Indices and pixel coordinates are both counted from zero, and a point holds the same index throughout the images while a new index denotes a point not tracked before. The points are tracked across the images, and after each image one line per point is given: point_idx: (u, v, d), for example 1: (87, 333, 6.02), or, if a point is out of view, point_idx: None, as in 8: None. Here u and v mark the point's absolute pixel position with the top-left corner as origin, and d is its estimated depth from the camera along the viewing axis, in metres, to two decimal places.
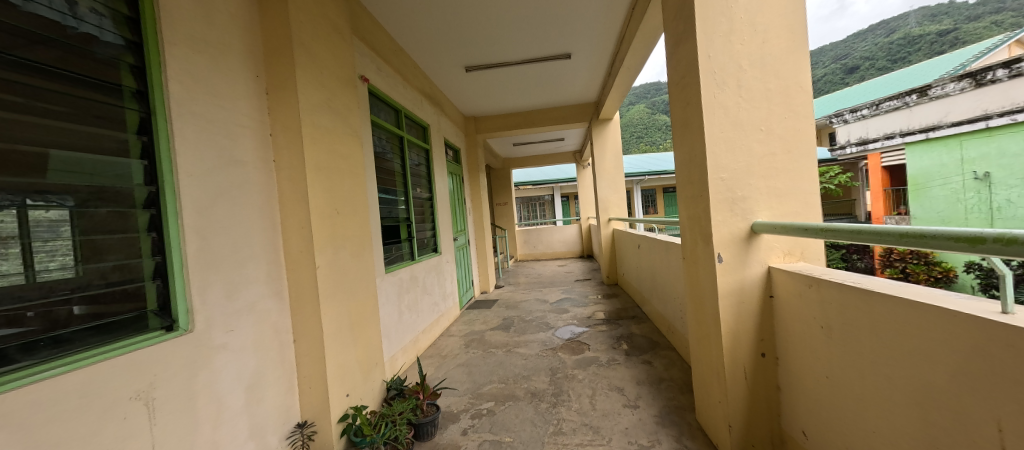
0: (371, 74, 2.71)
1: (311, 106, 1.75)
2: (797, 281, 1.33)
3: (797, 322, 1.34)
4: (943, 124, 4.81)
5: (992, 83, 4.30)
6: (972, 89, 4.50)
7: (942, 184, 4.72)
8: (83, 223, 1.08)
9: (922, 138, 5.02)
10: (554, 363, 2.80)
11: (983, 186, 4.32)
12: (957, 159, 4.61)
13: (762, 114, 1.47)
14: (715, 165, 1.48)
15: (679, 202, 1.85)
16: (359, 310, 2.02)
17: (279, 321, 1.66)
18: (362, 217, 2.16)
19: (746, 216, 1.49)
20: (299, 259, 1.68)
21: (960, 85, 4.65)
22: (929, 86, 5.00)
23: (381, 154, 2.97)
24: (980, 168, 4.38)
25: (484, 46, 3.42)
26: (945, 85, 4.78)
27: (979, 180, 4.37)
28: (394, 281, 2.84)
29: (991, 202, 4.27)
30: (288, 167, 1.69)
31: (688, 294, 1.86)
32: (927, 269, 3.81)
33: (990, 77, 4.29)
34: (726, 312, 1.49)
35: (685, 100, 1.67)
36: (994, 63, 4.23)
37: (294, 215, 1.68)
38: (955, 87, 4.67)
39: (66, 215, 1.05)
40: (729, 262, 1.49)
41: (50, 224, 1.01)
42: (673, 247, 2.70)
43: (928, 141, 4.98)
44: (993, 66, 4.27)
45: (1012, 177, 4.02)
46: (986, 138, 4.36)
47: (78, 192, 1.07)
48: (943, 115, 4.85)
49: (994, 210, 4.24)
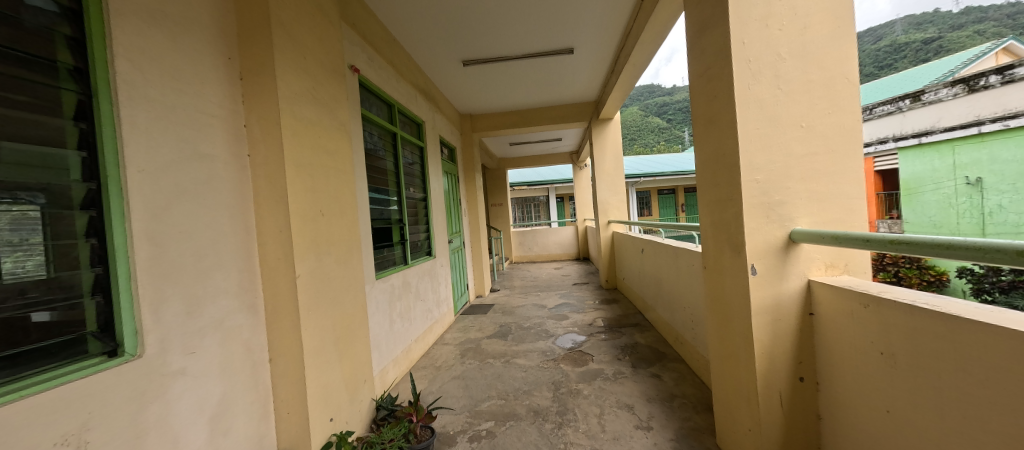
0: (362, 64, 2.51)
1: (292, 93, 1.54)
2: (849, 298, 1.17)
3: (849, 344, 1.19)
4: (936, 129, 4.76)
5: (983, 90, 4.32)
6: (964, 95, 4.50)
7: (935, 189, 4.59)
8: (53, 227, 0.93)
9: (915, 143, 4.98)
10: (556, 376, 2.62)
11: (975, 191, 4.13)
12: (950, 164, 4.55)
13: (802, 109, 1.31)
14: (750, 166, 1.32)
15: (700, 206, 1.69)
16: (347, 323, 1.82)
17: (253, 340, 1.43)
18: (350, 220, 1.96)
19: (784, 223, 1.33)
20: (277, 267, 1.47)
21: (953, 90, 4.65)
22: (923, 91, 5.00)
23: (373, 152, 2.77)
24: (972, 174, 4.27)
25: (482, 39, 3.24)
26: (939, 90, 4.80)
27: (972, 185, 4.18)
28: (385, 287, 2.64)
29: (983, 208, 4.05)
30: (265, 163, 1.47)
31: (709, 307, 1.71)
32: (918, 273, 3.48)
33: (984, 83, 4.30)
34: (761, 331, 1.34)
35: (711, 93, 1.50)
36: (988, 69, 4.25)
37: (273, 218, 1.47)
38: (949, 92, 4.67)
39: (36, 216, 0.91)
40: (765, 275, 1.33)
41: (15, 223, 0.86)
42: (683, 253, 2.54)
43: (922, 146, 4.93)
44: (986, 73, 4.29)
45: (1004, 181, 3.95)
46: (978, 143, 4.30)
47: (53, 190, 0.93)
48: (935, 120, 4.80)
49: (985, 216, 4.01)
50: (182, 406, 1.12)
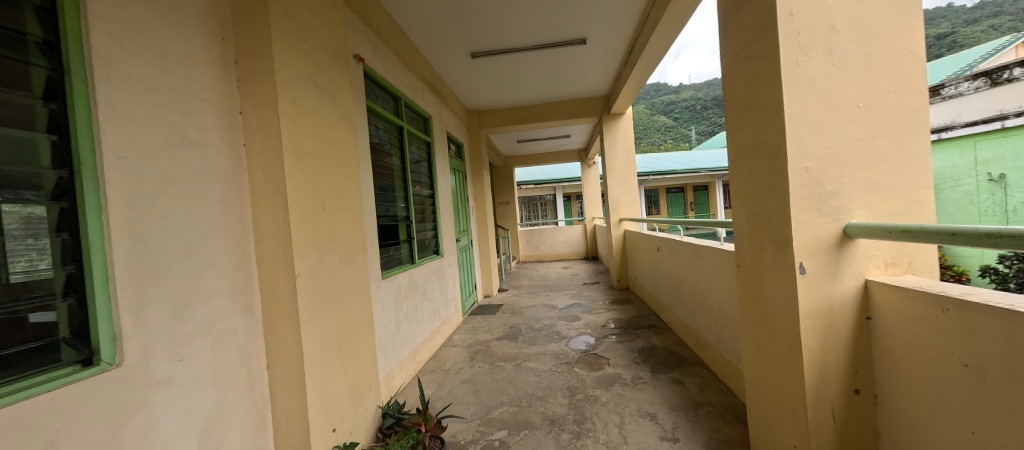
0: (366, 53, 2.40)
1: (292, 79, 1.43)
2: (919, 300, 1.02)
3: (918, 353, 1.04)
4: (954, 124, 3.88)
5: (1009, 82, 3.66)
6: (987, 89, 3.79)
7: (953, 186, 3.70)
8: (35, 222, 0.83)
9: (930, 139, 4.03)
10: (571, 381, 2.48)
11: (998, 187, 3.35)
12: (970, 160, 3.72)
13: (859, 87, 1.16)
14: (799, 152, 1.16)
15: (734, 200, 1.54)
16: (351, 326, 1.71)
17: (249, 346, 1.32)
18: (354, 215, 1.84)
19: (837, 216, 1.18)
20: (275, 266, 1.36)
21: (973, 84, 3.93)
22: (940, 86, 4.18)
23: (378, 146, 2.66)
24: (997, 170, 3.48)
25: (489, 27, 3.09)
26: (958, 84, 4.02)
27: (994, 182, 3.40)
28: (391, 287, 2.53)
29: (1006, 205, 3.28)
30: (262, 152, 1.36)
31: (742, 310, 1.56)
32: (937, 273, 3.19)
33: (1008, 75, 3.67)
34: (811, 338, 1.20)
35: (748, 74, 1.35)
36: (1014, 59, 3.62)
37: (270, 212, 1.36)
38: (969, 86, 3.94)
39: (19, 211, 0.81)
40: (815, 275, 1.18)
41: None
42: (706, 251, 2.39)
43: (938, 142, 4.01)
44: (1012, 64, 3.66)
45: None
46: (1002, 138, 3.54)
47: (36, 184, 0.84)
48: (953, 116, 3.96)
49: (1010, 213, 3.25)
50: (166, 420, 1.01)
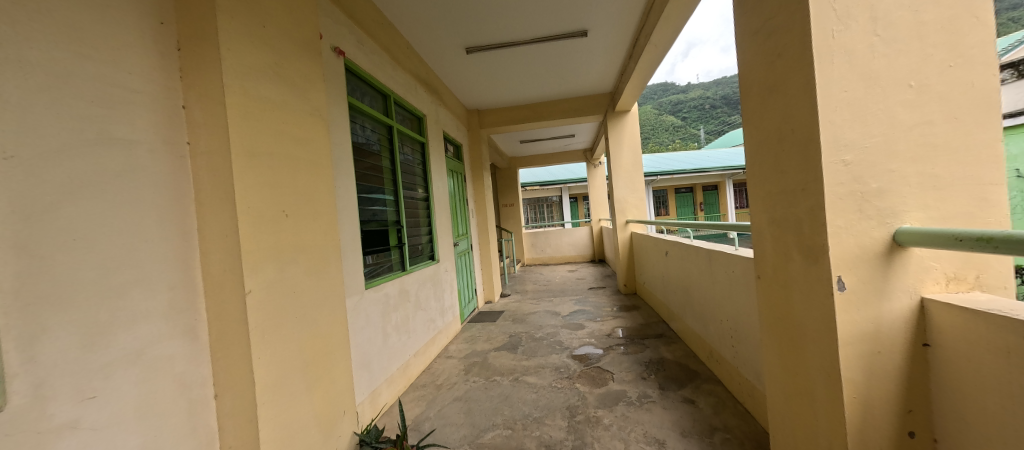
0: (348, 46, 2.24)
1: (246, 70, 1.28)
2: (978, 324, 0.81)
3: (980, 394, 0.83)
4: None
5: None
6: None
7: None
8: None
9: None
10: (571, 399, 2.27)
11: None
12: None
13: (912, 61, 0.93)
14: (834, 142, 0.94)
15: (753, 200, 1.32)
16: (318, 345, 1.55)
17: (189, 372, 1.17)
18: (325, 221, 1.67)
19: (886, 220, 0.94)
20: (222, 282, 1.22)
21: None
22: None
23: (364, 147, 2.50)
24: None
25: (480, 19, 2.89)
26: None
27: None
28: (377, 298, 2.36)
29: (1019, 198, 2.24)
30: (207, 152, 1.21)
31: (764, 327, 1.34)
32: None
33: None
34: (855, 370, 0.96)
35: (771, 52, 1.13)
36: None
37: (216, 220, 1.22)
38: None
39: None
40: (858, 292, 0.95)
41: None
42: (720, 258, 2.15)
43: None
44: None
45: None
46: None
47: None
48: None
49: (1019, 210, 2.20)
50: None
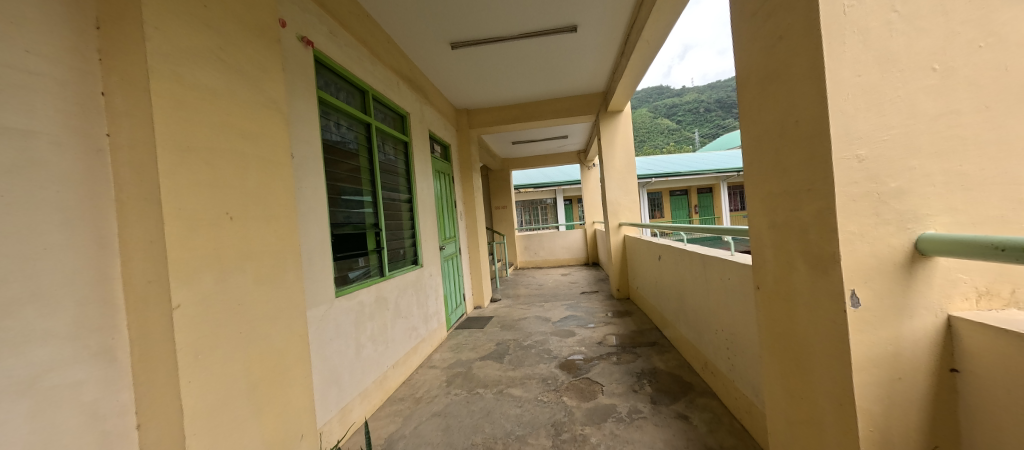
0: (318, 37, 2.09)
1: (178, 53, 1.13)
2: (1010, 349, 0.68)
3: (1009, 435, 0.70)
4: None
5: None
6: None
7: None
8: None
9: None
10: (558, 415, 2.11)
11: None
12: None
13: (935, 41, 0.79)
14: (844, 134, 0.81)
15: (753, 202, 1.18)
16: (269, 363, 1.39)
17: (103, 398, 1.02)
18: (282, 224, 1.52)
19: (908, 226, 0.80)
20: (148, 295, 1.07)
21: None
22: None
23: (338, 145, 2.34)
24: None
25: (464, 11, 2.74)
26: None
27: None
28: (349, 307, 2.19)
29: None
30: (131, 146, 1.07)
31: (763, 344, 1.21)
32: None
33: None
34: (871, 399, 0.81)
35: (771, 35, 1.00)
36: None
37: (140, 224, 1.07)
38: None
39: None
40: (873, 309, 0.81)
41: None
42: (715, 263, 2.02)
43: None
44: None
45: None
46: None
47: None
48: None
49: None
50: None
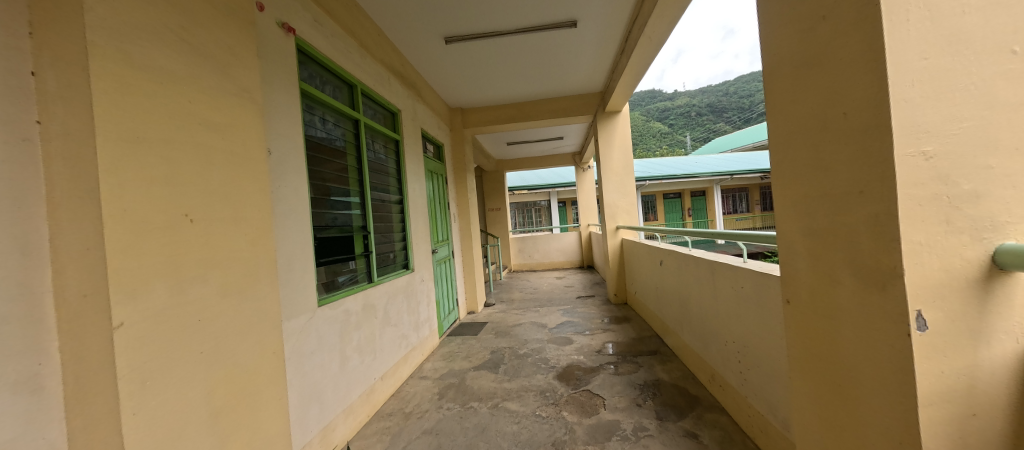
0: (300, 24, 1.93)
1: (126, 29, 0.97)
2: None
3: None
4: None
5: None
6: None
7: None
8: None
9: None
10: (558, 433, 1.96)
11: None
12: None
13: (1013, 18, 0.68)
14: (909, 128, 0.69)
15: (782, 207, 1.06)
16: (236, 386, 1.23)
17: (23, 436, 0.85)
18: (254, 226, 1.36)
19: (983, 236, 0.68)
20: (84, 312, 0.91)
21: None
22: None
23: (324, 142, 2.18)
24: None
25: (460, 3, 2.60)
26: None
27: None
28: (333, 316, 2.02)
29: None
30: (66, 135, 0.91)
31: (792, 364, 1.09)
32: None
33: None
34: (938, 438, 0.70)
35: (806, 18, 0.88)
36: None
37: (75, 227, 0.91)
38: None
39: None
40: (943, 333, 0.69)
41: None
42: (724, 270, 1.90)
43: None
44: None
45: None
46: None
47: None
48: None
49: None
50: None
